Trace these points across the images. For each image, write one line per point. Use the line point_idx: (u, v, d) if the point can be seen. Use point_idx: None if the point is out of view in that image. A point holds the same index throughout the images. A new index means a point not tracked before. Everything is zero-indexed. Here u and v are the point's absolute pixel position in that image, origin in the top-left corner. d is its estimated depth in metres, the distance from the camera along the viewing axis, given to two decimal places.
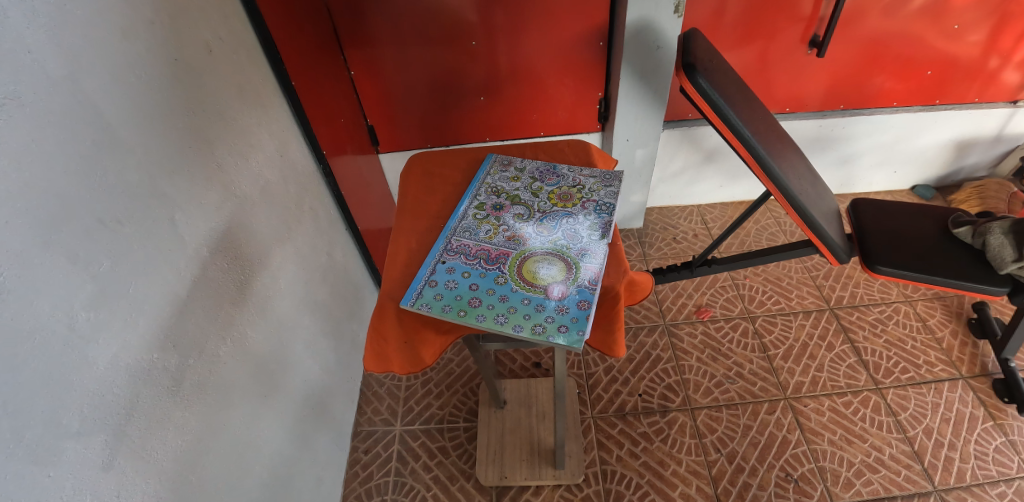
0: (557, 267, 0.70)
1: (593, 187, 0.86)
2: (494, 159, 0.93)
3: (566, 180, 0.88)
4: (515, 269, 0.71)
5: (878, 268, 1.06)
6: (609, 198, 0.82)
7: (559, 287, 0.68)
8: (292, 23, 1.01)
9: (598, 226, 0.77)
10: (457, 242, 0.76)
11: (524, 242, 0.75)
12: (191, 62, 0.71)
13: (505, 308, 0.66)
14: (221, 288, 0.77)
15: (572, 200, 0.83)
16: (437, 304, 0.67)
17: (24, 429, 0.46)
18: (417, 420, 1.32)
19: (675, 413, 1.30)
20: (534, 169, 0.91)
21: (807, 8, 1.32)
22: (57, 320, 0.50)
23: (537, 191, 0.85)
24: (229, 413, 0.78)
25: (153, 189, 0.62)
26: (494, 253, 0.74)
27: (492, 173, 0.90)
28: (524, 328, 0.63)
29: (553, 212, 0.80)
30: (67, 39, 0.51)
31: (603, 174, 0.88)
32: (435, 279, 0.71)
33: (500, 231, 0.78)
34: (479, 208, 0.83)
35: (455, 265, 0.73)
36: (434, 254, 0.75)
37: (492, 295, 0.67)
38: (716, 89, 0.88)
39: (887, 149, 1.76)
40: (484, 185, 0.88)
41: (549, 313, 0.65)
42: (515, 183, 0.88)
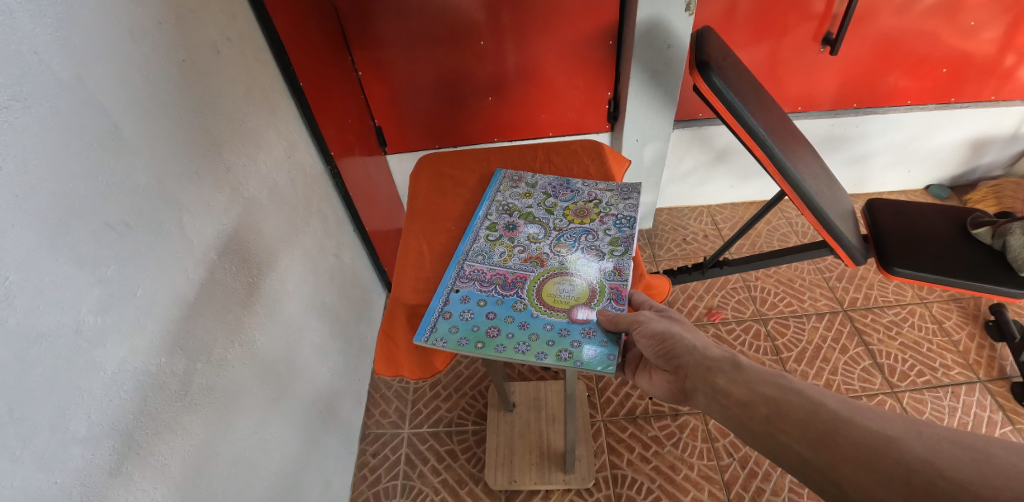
0: (580, 288, 0.68)
1: (610, 200, 0.82)
2: (503, 175, 0.89)
3: (581, 194, 0.84)
4: (535, 293, 0.68)
5: (895, 270, 1.03)
6: (628, 211, 0.79)
7: (583, 309, 0.65)
8: (300, 24, 1.00)
9: (620, 242, 0.74)
10: (469, 267, 0.72)
11: (542, 264, 0.72)
12: (199, 62, 0.70)
13: (527, 335, 0.62)
14: (230, 291, 0.76)
15: (589, 215, 0.80)
16: (452, 338, 0.63)
17: (30, 435, 0.45)
18: (425, 423, 1.31)
19: (687, 417, 1.28)
20: (546, 184, 0.87)
21: (820, 6, 1.30)
22: (64, 324, 0.49)
23: (552, 208, 0.82)
24: (237, 417, 0.77)
25: (160, 192, 0.62)
26: (510, 277, 0.70)
27: (502, 189, 0.86)
28: (550, 355, 0.60)
29: (571, 230, 0.77)
30: (72, 39, 0.50)
31: (620, 186, 0.85)
32: (448, 310, 0.66)
33: (515, 253, 0.74)
34: (492, 228, 0.79)
35: (469, 293, 0.68)
36: (445, 282, 0.70)
37: (513, 323, 0.64)
38: (731, 88, 0.87)
39: (901, 148, 1.73)
40: (495, 203, 0.83)
41: (576, 337, 0.61)
42: (527, 199, 0.84)
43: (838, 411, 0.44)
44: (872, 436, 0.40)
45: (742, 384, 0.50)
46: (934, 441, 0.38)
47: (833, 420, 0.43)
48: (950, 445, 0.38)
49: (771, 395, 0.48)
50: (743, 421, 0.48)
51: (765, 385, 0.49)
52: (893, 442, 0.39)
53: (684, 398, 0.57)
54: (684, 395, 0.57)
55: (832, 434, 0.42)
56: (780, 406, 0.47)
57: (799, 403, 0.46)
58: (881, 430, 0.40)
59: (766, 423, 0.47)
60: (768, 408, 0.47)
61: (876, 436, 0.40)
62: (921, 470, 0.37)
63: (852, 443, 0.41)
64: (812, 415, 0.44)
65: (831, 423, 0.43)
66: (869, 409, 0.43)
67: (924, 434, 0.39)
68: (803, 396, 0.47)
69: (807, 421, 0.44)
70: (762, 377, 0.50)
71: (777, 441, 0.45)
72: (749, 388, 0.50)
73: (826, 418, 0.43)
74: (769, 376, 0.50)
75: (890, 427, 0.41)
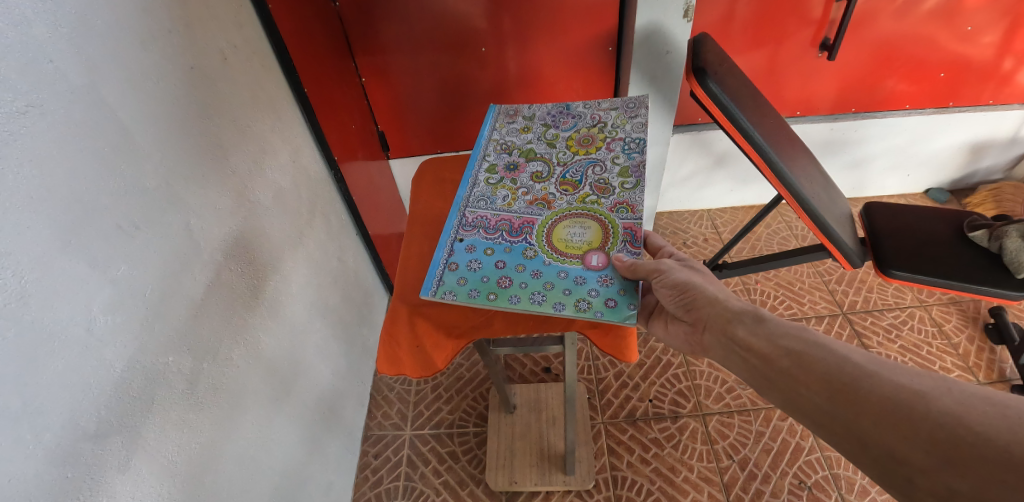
0: (592, 231, 0.68)
1: (615, 123, 0.84)
2: (500, 111, 0.92)
3: (584, 119, 0.86)
4: (545, 239, 0.68)
5: (892, 273, 1.05)
6: (635, 132, 0.81)
7: (597, 255, 0.66)
8: (305, 31, 1.02)
9: (630, 172, 0.75)
10: (473, 214, 0.74)
11: (549, 206, 0.73)
12: (207, 69, 0.72)
13: (541, 285, 0.63)
14: (236, 291, 0.78)
15: (594, 144, 0.81)
16: (462, 290, 0.64)
17: (42, 429, 0.47)
18: (427, 424, 1.32)
19: (686, 419, 1.29)
20: (545, 114, 0.89)
21: (817, 11, 1.32)
22: (76, 323, 0.51)
23: (553, 140, 0.84)
24: (241, 417, 0.78)
25: (169, 194, 0.63)
26: (517, 223, 0.71)
27: (499, 126, 0.89)
28: (567, 305, 0.60)
29: (577, 162, 0.79)
30: (86, 48, 0.52)
31: (623, 104, 0.87)
32: (455, 261, 0.67)
33: (520, 196, 0.75)
34: (492, 170, 0.80)
35: (475, 241, 0.70)
36: (449, 232, 0.72)
37: (524, 272, 0.65)
38: (727, 94, 0.88)
39: (900, 152, 1.74)
40: (493, 143, 0.86)
41: (592, 285, 0.62)
42: (526, 134, 0.86)
43: (864, 366, 0.46)
44: (897, 390, 0.42)
45: (763, 337, 0.54)
46: (963, 397, 0.40)
47: (858, 374, 0.45)
48: (981, 399, 0.39)
49: (793, 349, 0.51)
50: (763, 371, 0.53)
51: (786, 338, 0.53)
52: (921, 397, 0.41)
53: (701, 346, 0.64)
54: (702, 343, 0.63)
55: (857, 388, 0.44)
56: (804, 359, 0.49)
57: (825, 358, 0.48)
58: (908, 385, 0.42)
59: (788, 374, 0.50)
60: (789, 361, 0.51)
61: (904, 391, 0.42)
62: (947, 425, 0.38)
63: (878, 396, 0.43)
64: (837, 369, 0.47)
65: (856, 376, 0.45)
66: (898, 365, 0.45)
67: (953, 390, 0.40)
68: (829, 350, 0.49)
69: (831, 375, 0.47)
70: (784, 331, 0.53)
71: (800, 391, 0.48)
72: (771, 341, 0.53)
73: (851, 372, 0.46)
74: (791, 330, 0.53)
75: (919, 383, 0.42)
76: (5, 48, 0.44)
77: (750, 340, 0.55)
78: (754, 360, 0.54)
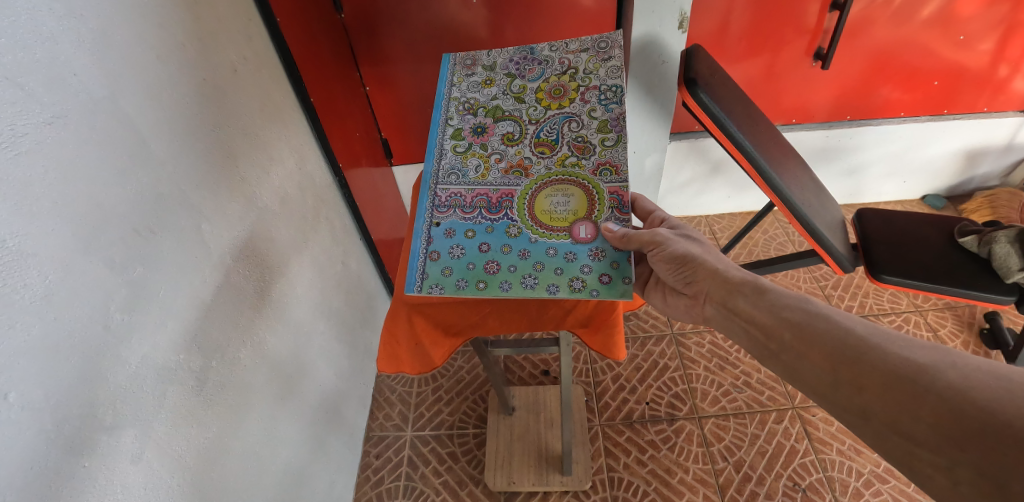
0: (575, 198, 0.68)
1: (587, 67, 0.77)
2: (456, 61, 0.82)
3: (552, 65, 0.79)
4: (527, 213, 0.67)
5: (882, 277, 1.07)
6: (610, 78, 0.75)
7: (585, 225, 0.66)
8: (311, 43, 1.06)
9: (609, 125, 0.72)
10: (445, 192, 0.70)
11: (526, 173, 0.70)
12: (218, 80, 0.76)
13: (531, 266, 0.64)
14: (243, 293, 0.81)
15: (567, 94, 0.76)
16: (449, 281, 0.64)
17: (62, 420, 0.50)
18: (427, 425, 1.34)
19: (682, 422, 1.30)
20: (507, 62, 0.81)
21: (811, 20, 1.34)
22: (94, 321, 0.54)
23: (521, 93, 0.77)
24: (247, 414, 0.81)
25: (182, 200, 0.67)
26: (494, 197, 0.69)
27: (457, 81, 0.80)
28: (561, 286, 0.62)
29: (551, 118, 0.74)
30: (107, 62, 0.56)
31: (594, 43, 0.79)
32: (435, 249, 0.66)
33: (493, 165, 0.72)
34: (458, 137, 0.75)
35: (453, 225, 0.68)
36: (423, 216, 0.69)
37: (512, 254, 0.65)
38: (716, 102, 0.91)
39: (896, 159, 1.76)
40: (454, 102, 0.78)
41: (584, 261, 0.64)
42: (489, 89, 0.79)
43: (869, 339, 0.49)
44: (900, 363, 0.46)
45: (766, 309, 0.59)
46: (969, 371, 0.42)
47: (862, 347, 0.49)
48: (983, 373, 0.41)
49: (794, 321, 0.56)
50: (766, 342, 0.57)
51: (790, 310, 0.57)
52: (924, 369, 0.44)
53: (700, 313, 0.69)
54: (702, 311, 0.68)
55: (860, 359, 0.48)
56: (809, 332, 0.53)
57: (829, 330, 0.52)
58: (913, 359, 0.45)
59: (793, 345, 0.54)
60: (792, 333, 0.55)
61: (907, 364, 0.45)
62: (947, 396, 0.42)
63: (880, 368, 0.46)
64: (842, 342, 0.50)
65: (860, 349, 0.49)
66: (902, 339, 0.48)
67: (958, 365, 0.43)
68: (834, 323, 0.53)
69: (835, 347, 0.51)
70: (786, 303, 0.58)
71: (805, 361, 0.53)
72: (774, 313, 0.58)
73: (855, 345, 0.49)
74: (793, 301, 0.58)
75: (922, 356, 0.45)
76: (33, 64, 0.47)
77: (752, 311, 0.60)
78: (756, 330, 0.59)
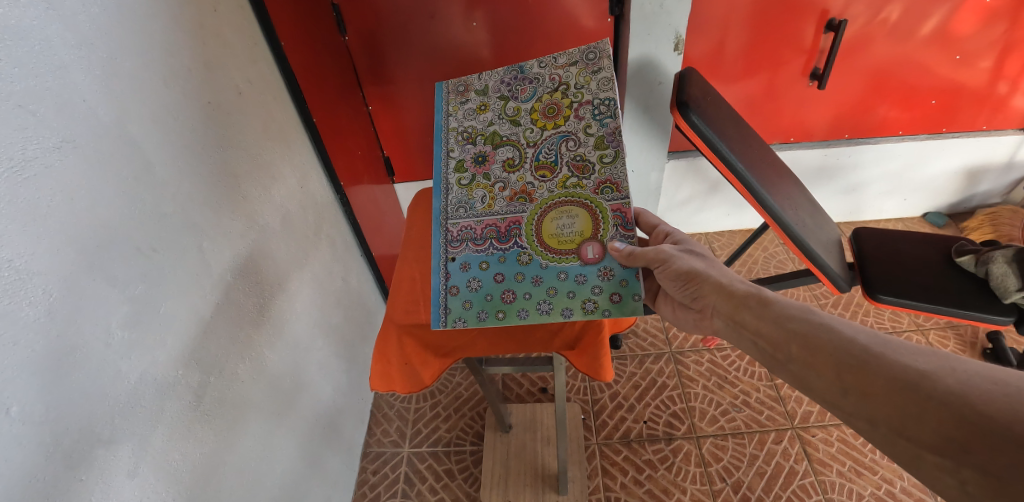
0: (581, 218, 0.69)
1: (579, 81, 0.74)
2: (447, 88, 0.80)
3: (543, 83, 0.76)
4: (536, 239, 0.69)
5: (879, 297, 1.08)
6: (603, 91, 0.73)
7: (592, 245, 0.68)
8: (315, 65, 1.09)
9: (606, 141, 0.71)
10: (456, 227, 0.71)
11: (531, 198, 0.71)
12: (223, 103, 0.78)
13: (545, 292, 0.66)
14: (242, 310, 0.83)
15: (561, 113, 0.74)
16: (470, 313, 0.67)
17: (61, 434, 0.52)
18: (424, 442, 1.34)
19: (680, 441, 1.29)
20: (499, 84, 0.78)
21: (807, 40, 1.36)
22: (95, 337, 0.56)
23: (516, 116, 0.76)
24: (244, 429, 0.82)
25: (184, 219, 0.69)
26: (503, 226, 0.70)
27: (452, 110, 0.78)
28: (574, 309, 0.65)
29: (548, 139, 0.73)
30: (116, 88, 0.58)
31: (582, 54, 0.75)
32: (454, 285, 0.69)
33: (498, 194, 0.72)
34: (461, 169, 0.74)
35: (467, 258, 0.70)
36: (439, 253, 0.71)
37: (525, 281, 0.67)
38: (709, 126, 0.93)
39: (896, 177, 1.77)
40: (451, 133, 0.77)
41: (594, 282, 0.66)
42: (484, 115, 0.77)
43: (870, 347, 0.49)
44: (903, 371, 0.45)
45: (771, 321, 0.58)
46: (968, 376, 0.42)
47: (865, 355, 0.48)
48: (981, 379, 0.41)
49: (799, 332, 0.55)
50: (773, 353, 0.57)
51: (793, 321, 0.56)
52: (926, 376, 0.44)
53: (708, 327, 0.69)
54: (711, 325, 0.68)
55: (865, 368, 0.47)
56: (813, 342, 0.53)
57: (833, 340, 0.51)
58: (914, 367, 0.45)
59: (799, 356, 0.53)
60: (797, 344, 0.54)
61: (910, 372, 0.45)
62: (952, 402, 0.41)
63: (884, 376, 0.46)
64: (846, 351, 0.50)
65: (864, 358, 0.48)
66: (904, 345, 0.48)
67: (957, 370, 0.43)
68: (837, 332, 0.52)
69: (840, 355, 0.50)
70: (791, 314, 0.57)
71: (811, 373, 0.52)
72: (779, 324, 0.57)
73: (858, 353, 0.49)
74: (797, 312, 0.57)
75: (922, 363, 0.45)
76: (44, 91, 0.50)
77: (758, 324, 0.59)
78: (764, 342, 0.58)
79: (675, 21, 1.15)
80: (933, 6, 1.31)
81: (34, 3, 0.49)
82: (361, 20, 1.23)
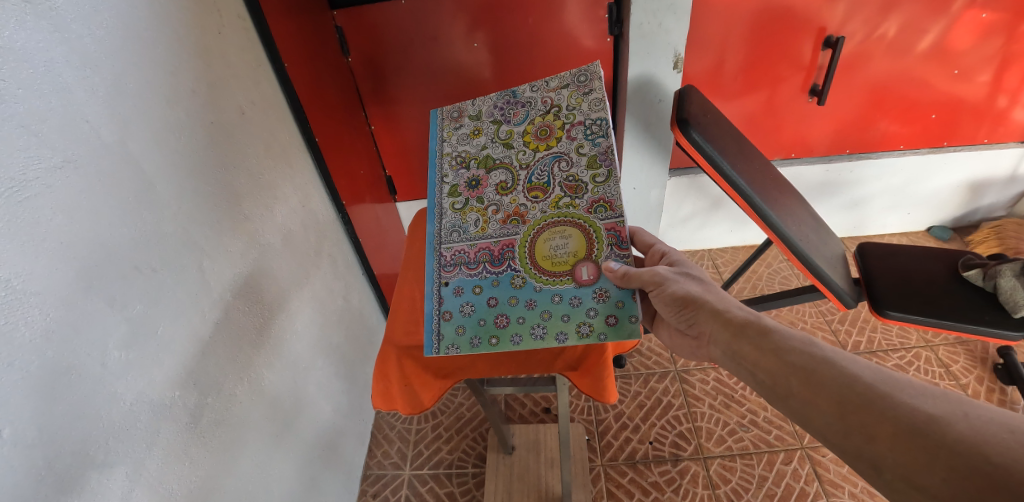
0: (574, 239, 0.68)
1: (570, 103, 0.74)
2: (441, 114, 0.80)
3: (535, 106, 0.76)
4: (529, 261, 0.69)
5: (886, 313, 1.07)
6: (595, 111, 0.72)
7: (586, 266, 0.67)
8: (317, 86, 1.11)
9: (598, 160, 0.70)
10: (450, 251, 0.71)
11: (524, 220, 0.71)
12: (226, 123, 0.79)
13: (539, 316, 0.66)
14: (242, 330, 0.82)
15: (553, 134, 0.73)
16: (463, 339, 0.66)
17: (54, 457, 0.51)
18: (426, 464, 1.32)
19: (687, 462, 1.26)
20: (492, 109, 0.78)
21: (805, 57, 1.37)
22: (92, 358, 0.55)
23: (508, 139, 0.75)
24: (241, 451, 0.81)
25: (185, 238, 0.69)
26: (496, 249, 0.70)
27: (446, 136, 0.78)
28: (569, 333, 0.64)
29: (541, 161, 0.73)
30: (118, 109, 0.59)
31: (574, 77, 0.75)
32: (447, 310, 0.68)
33: (491, 217, 0.72)
34: (454, 193, 0.74)
35: (460, 283, 0.69)
36: (432, 277, 0.70)
37: (520, 305, 0.67)
38: (710, 142, 0.93)
39: (898, 192, 1.76)
40: (446, 158, 0.77)
41: (589, 304, 0.65)
42: (478, 139, 0.77)
43: (876, 386, 0.48)
44: (912, 413, 0.44)
45: (771, 352, 0.57)
46: (981, 423, 0.41)
47: (870, 395, 0.47)
48: (996, 426, 0.41)
49: (801, 366, 0.53)
50: (773, 387, 0.55)
51: (795, 355, 0.55)
52: (937, 421, 0.43)
53: (704, 353, 0.67)
54: (706, 352, 0.66)
55: (872, 408, 0.46)
56: (815, 378, 0.51)
57: (835, 377, 0.50)
58: (925, 410, 0.44)
59: (800, 392, 0.52)
60: (798, 379, 0.53)
61: (919, 415, 0.44)
62: (962, 451, 0.40)
63: (890, 418, 0.45)
64: (850, 389, 0.49)
65: (871, 398, 0.47)
66: (913, 386, 0.47)
67: (970, 415, 0.42)
68: (840, 369, 0.51)
69: (843, 394, 0.49)
70: (792, 346, 0.56)
71: (813, 409, 0.50)
72: (779, 356, 0.56)
73: (863, 392, 0.48)
74: (798, 345, 0.56)
75: (932, 406, 0.44)
76: (48, 112, 0.50)
77: (757, 355, 0.58)
78: (763, 374, 0.57)
79: (673, 40, 1.16)
80: (929, 22, 1.33)
81: (40, 25, 0.50)
82: (364, 42, 1.25)
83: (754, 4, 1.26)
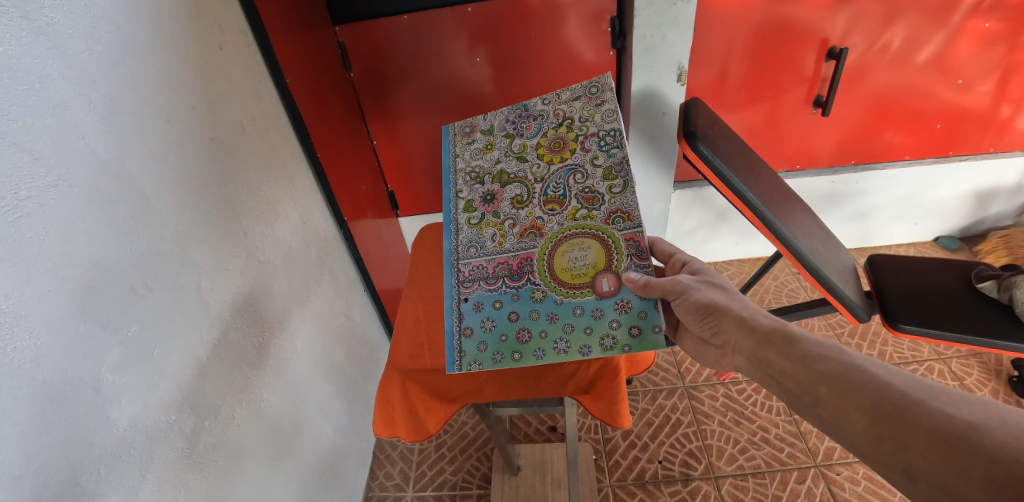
0: (593, 250, 0.67)
1: (583, 114, 0.73)
2: (453, 130, 0.79)
3: (548, 119, 0.74)
4: (549, 274, 0.67)
5: (900, 327, 1.04)
6: (608, 122, 0.71)
7: (606, 277, 0.65)
8: (319, 101, 1.10)
9: (614, 172, 0.69)
10: (467, 266, 0.70)
11: (541, 233, 0.69)
12: (225, 139, 0.78)
13: (561, 329, 0.64)
14: (242, 349, 0.80)
15: (567, 146, 0.72)
16: (485, 355, 0.64)
17: (42, 488, 0.48)
18: (428, 486, 1.29)
19: (698, 482, 1.23)
20: (504, 123, 0.77)
21: (807, 68, 1.36)
22: (84, 382, 0.53)
23: (523, 151, 0.74)
24: (239, 476, 0.78)
25: (183, 256, 0.67)
26: (515, 263, 0.68)
27: (458, 151, 0.77)
28: (593, 346, 0.62)
29: (556, 173, 0.71)
30: (115, 124, 0.57)
31: (585, 88, 0.74)
32: (467, 326, 0.66)
33: (508, 231, 0.70)
34: (470, 208, 0.73)
35: (480, 298, 0.68)
36: (451, 293, 0.69)
37: (541, 319, 0.65)
38: (716, 153, 0.92)
39: (904, 202, 1.75)
40: (459, 174, 0.75)
41: (612, 316, 0.63)
42: (491, 153, 0.75)
43: (907, 393, 0.46)
44: (947, 422, 0.42)
45: (798, 360, 0.54)
46: (1020, 429, 0.39)
47: (903, 402, 0.45)
48: None
49: (830, 373, 0.51)
50: (801, 395, 0.53)
51: (822, 362, 0.53)
52: (973, 428, 0.41)
53: (729, 363, 0.65)
54: (731, 361, 0.64)
55: (905, 416, 0.44)
56: (845, 386, 0.49)
57: (867, 384, 0.48)
58: (960, 418, 0.42)
59: (830, 400, 0.49)
60: (826, 386, 0.50)
61: (954, 422, 0.42)
62: (1002, 459, 0.38)
63: (925, 427, 0.43)
64: (882, 396, 0.46)
65: (905, 406, 0.45)
66: (945, 392, 0.45)
67: (1008, 422, 0.40)
68: (871, 377, 0.49)
69: (874, 402, 0.46)
70: (819, 353, 0.53)
71: (843, 417, 0.48)
72: (806, 365, 0.53)
73: (896, 400, 0.46)
74: (826, 352, 0.53)
75: (969, 414, 0.42)
76: (42, 129, 0.49)
77: (783, 363, 0.56)
78: (790, 383, 0.54)
79: (676, 53, 1.15)
80: (930, 32, 1.33)
81: (37, 41, 0.49)
82: (366, 57, 1.25)
83: (756, 16, 1.26)
